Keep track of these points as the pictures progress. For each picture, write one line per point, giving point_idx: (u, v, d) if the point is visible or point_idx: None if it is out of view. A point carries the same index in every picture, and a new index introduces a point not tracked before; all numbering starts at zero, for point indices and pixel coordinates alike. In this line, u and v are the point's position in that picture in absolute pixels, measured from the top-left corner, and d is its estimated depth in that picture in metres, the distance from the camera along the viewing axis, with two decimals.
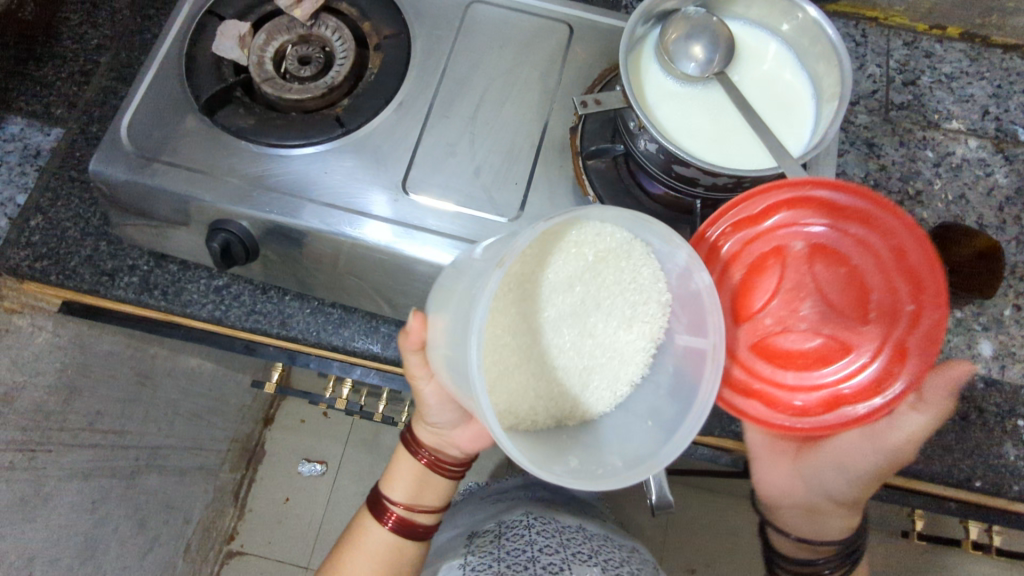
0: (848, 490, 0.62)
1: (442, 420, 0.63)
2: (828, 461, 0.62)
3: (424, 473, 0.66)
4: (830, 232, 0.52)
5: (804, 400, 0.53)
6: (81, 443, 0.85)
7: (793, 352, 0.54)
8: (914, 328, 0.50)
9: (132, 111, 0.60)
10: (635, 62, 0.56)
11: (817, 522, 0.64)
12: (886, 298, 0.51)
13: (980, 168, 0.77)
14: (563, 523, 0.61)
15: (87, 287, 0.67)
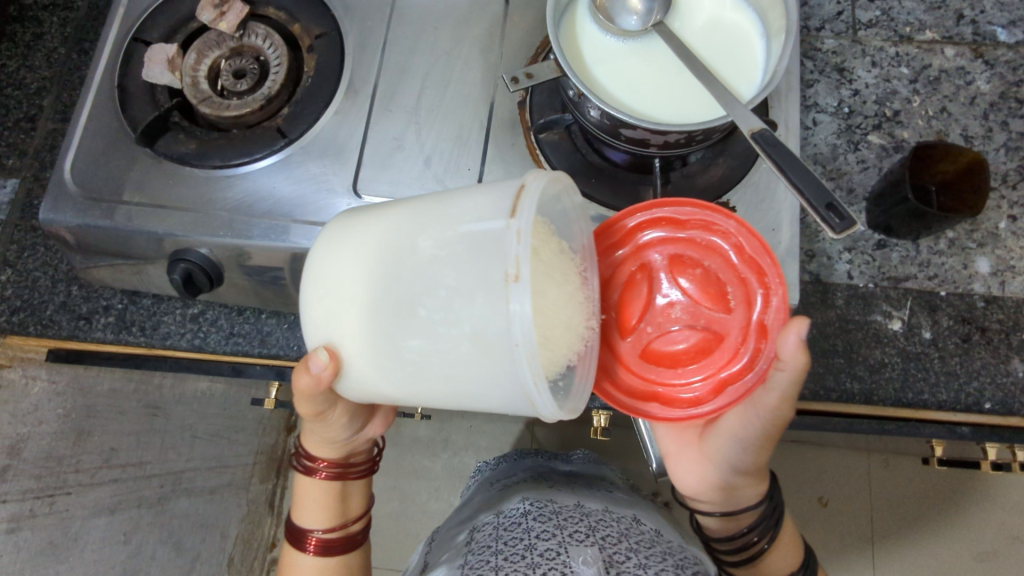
0: (751, 459, 0.53)
1: (342, 430, 0.59)
2: (725, 439, 0.54)
3: (338, 487, 0.62)
4: (679, 243, 0.52)
5: (694, 394, 0.51)
6: (101, 480, 0.82)
7: (673, 358, 0.51)
8: (770, 313, 0.49)
9: (73, 152, 0.60)
10: (570, 27, 0.54)
11: (732, 496, 0.57)
12: (742, 292, 0.50)
13: (960, 77, 0.74)
14: (561, 505, 0.60)
15: (66, 333, 0.67)
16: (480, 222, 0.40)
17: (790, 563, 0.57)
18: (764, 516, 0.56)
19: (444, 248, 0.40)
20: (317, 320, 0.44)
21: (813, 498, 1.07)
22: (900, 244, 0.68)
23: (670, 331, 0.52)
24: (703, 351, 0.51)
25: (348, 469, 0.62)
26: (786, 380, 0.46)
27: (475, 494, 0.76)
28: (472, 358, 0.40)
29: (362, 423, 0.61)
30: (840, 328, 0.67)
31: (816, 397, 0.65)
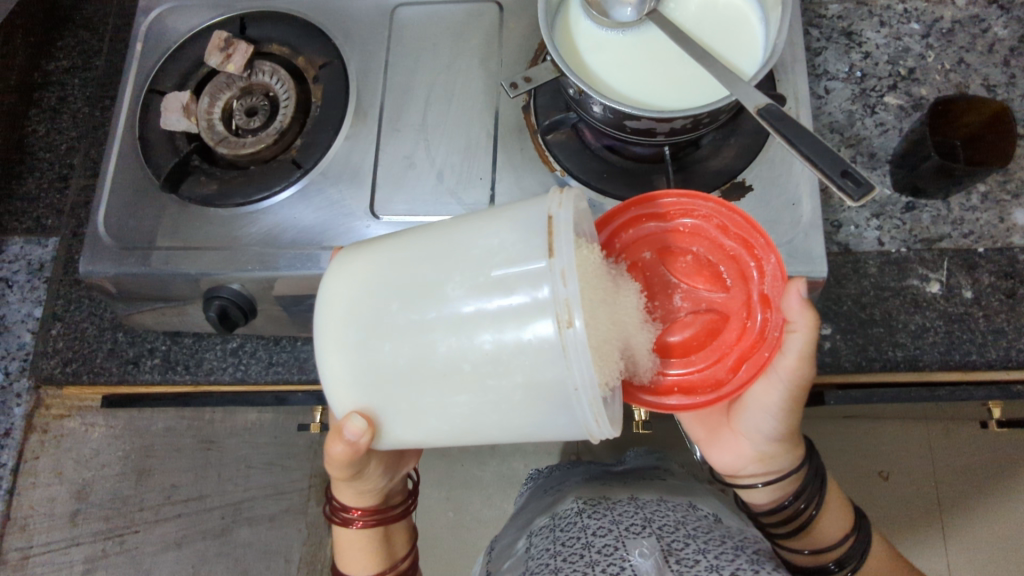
0: (784, 426, 0.55)
1: (376, 479, 0.60)
2: (756, 412, 0.55)
3: (380, 532, 0.63)
4: (666, 234, 0.51)
5: (714, 377, 0.50)
6: (165, 516, 0.85)
7: (685, 348, 0.50)
8: (768, 281, 0.49)
9: (104, 206, 0.62)
10: (565, 27, 0.54)
11: (771, 465, 0.58)
12: (735, 268, 0.50)
13: (974, 26, 0.71)
14: (615, 501, 0.59)
15: (116, 378, 0.70)
16: (515, 264, 0.40)
17: (843, 525, 0.56)
18: (807, 479, 0.57)
19: (478, 297, 0.40)
20: (349, 384, 0.44)
21: (873, 473, 1.05)
22: (930, 204, 0.66)
23: (675, 321, 0.50)
24: (712, 333, 0.50)
25: (390, 515, 0.63)
26: (801, 341, 0.50)
27: (533, 500, 0.76)
28: (528, 402, 0.41)
29: (393, 469, 0.62)
30: (876, 297, 0.65)
31: (858, 369, 0.64)
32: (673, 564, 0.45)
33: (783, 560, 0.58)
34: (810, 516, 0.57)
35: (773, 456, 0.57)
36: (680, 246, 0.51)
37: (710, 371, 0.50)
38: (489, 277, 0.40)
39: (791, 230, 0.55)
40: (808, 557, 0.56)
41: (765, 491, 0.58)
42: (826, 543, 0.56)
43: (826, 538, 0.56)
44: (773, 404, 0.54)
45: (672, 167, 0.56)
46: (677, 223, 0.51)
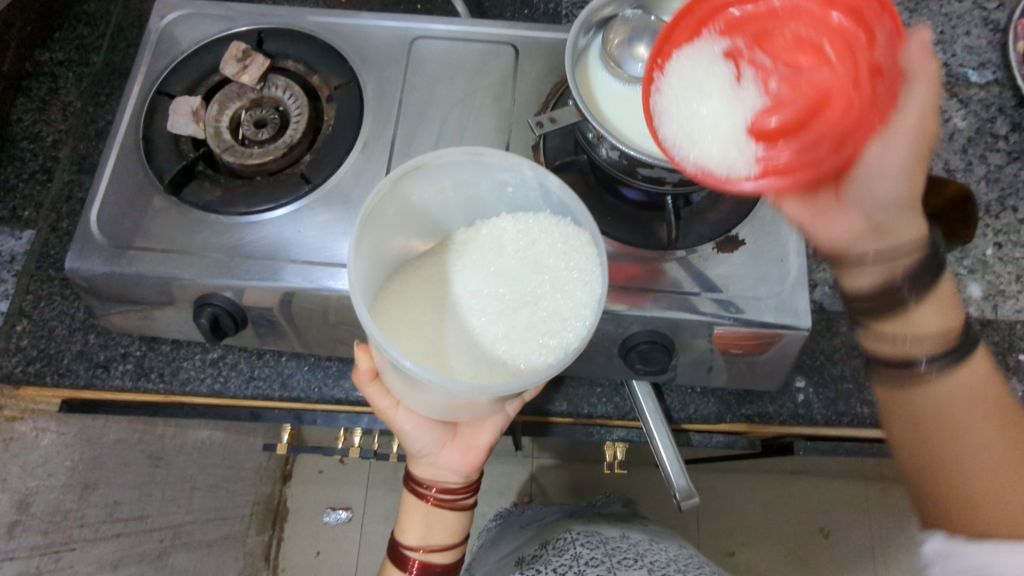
0: (903, 190, 0.47)
1: (415, 442, 0.61)
2: (874, 181, 0.47)
3: (431, 514, 0.62)
4: (756, 21, 0.51)
5: (813, 159, 0.46)
6: (105, 535, 0.81)
7: (784, 123, 0.47)
8: (879, 46, 0.46)
9: (99, 203, 0.61)
10: (585, 73, 0.57)
11: (886, 238, 0.47)
12: (839, 43, 0.48)
13: (937, 115, 0.78)
14: (606, 535, 0.61)
15: (82, 382, 0.67)
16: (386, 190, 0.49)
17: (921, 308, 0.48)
18: (920, 254, 0.46)
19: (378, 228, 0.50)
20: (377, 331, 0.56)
21: (816, 530, 1.20)
22: None
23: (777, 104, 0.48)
24: (817, 109, 0.46)
25: (436, 490, 0.62)
26: (923, 92, 0.45)
27: (510, 538, 0.76)
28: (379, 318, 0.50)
29: (439, 437, 0.61)
30: (846, 354, 0.69)
31: (828, 422, 0.67)
32: None
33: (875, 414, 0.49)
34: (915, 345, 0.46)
35: (888, 237, 0.47)
36: (777, 32, 0.50)
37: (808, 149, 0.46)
38: (387, 217, 0.51)
39: (779, 285, 0.58)
40: (891, 346, 0.47)
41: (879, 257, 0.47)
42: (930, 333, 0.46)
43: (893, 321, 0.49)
44: (897, 162, 0.46)
45: (673, 215, 0.59)
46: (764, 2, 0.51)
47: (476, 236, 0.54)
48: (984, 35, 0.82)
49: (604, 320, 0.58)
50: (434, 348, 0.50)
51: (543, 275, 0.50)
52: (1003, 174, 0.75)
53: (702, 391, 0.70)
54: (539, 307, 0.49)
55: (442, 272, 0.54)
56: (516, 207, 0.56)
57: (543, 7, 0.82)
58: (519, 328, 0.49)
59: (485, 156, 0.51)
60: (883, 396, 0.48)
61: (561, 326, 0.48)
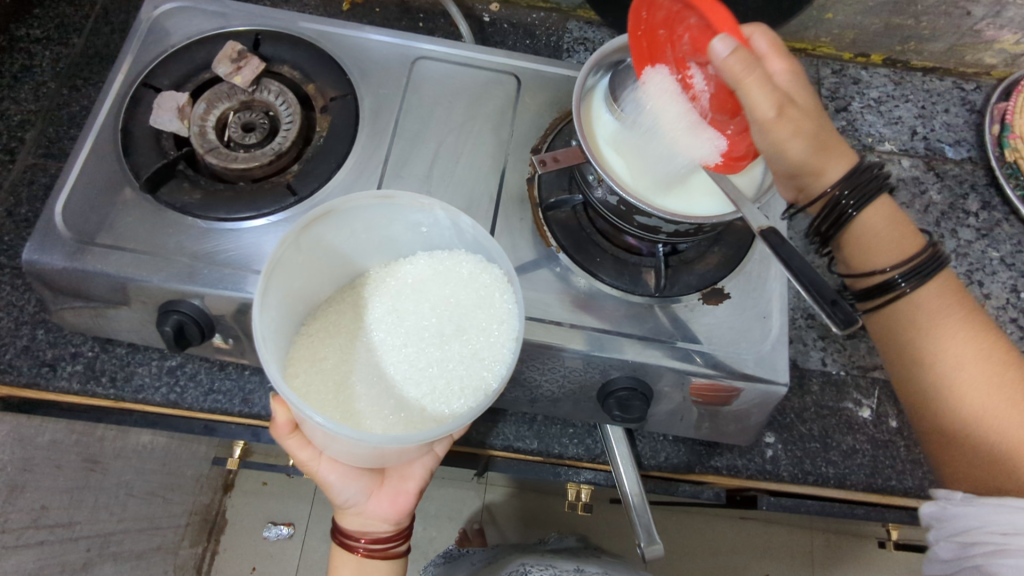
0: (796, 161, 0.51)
1: (342, 492, 0.58)
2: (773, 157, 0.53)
3: (364, 564, 0.59)
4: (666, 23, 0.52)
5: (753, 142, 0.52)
6: (26, 543, 0.76)
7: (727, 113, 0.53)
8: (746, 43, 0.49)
9: (66, 193, 0.57)
10: (589, 112, 0.57)
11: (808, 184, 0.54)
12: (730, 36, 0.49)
13: (915, 186, 0.81)
14: (563, 568, 0.61)
15: (24, 381, 0.62)
16: (293, 237, 0.48)
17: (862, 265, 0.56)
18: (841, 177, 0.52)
19: (287, 275, 0.49)
20: None
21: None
22: (867, 335, 0.73)
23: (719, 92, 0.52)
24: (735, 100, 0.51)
25: (366, 541, 0.58)
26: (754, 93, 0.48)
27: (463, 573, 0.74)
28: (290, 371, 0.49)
29: (362, 485, 0.59)
30: (815, 413, 0.70)
31: (794, 479, 0.67)
32: None
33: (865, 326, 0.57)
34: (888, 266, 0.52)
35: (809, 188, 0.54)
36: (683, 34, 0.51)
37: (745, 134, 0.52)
38: (297, 264, 0.50)
39: (759, 343, 0.58)
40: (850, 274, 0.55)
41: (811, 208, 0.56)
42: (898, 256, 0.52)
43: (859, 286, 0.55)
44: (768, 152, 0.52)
45: (662, 263, 0.59)
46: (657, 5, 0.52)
47: (390, 277, 0.54)
48: (961, 114, 0.86)
49: (584, 362, 0.57)
50: (348, 399, 0.49)
51: (461, 319, 0.51)
52: (972, 249, 0.78)
53: (673, 440, 0.69)
54: (457, 352, 0.50)
55: (357, 317, 0.53)
56: (432, 244, 0.56)
57: (546, 40, 0.84)
58: (434, 372, 0.49)
59: (395, 200, 0.50)
60: (886, 350, 0.55)
61: (480, 366, 0.49)
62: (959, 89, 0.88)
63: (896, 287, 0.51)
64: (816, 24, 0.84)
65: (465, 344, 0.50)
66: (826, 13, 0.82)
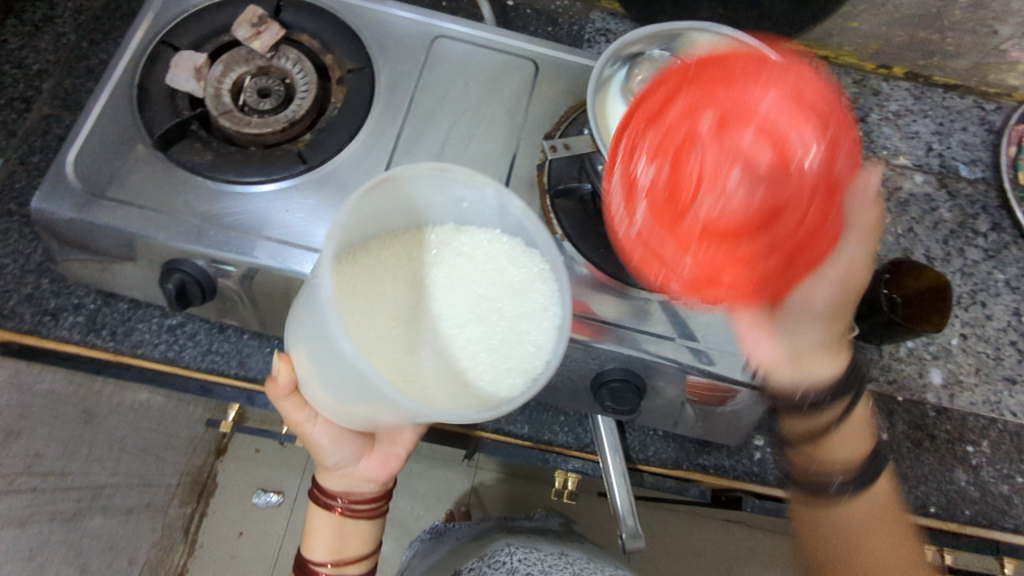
0: (819, 335, 0.56)
1: (331, 458, 0.58)
2: (797, 309, 0.55)
3: (341, 523, 0.61)
4: (702, 108, 0.47)
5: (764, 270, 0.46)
6: (17, 488, 0.78)
7: (731, 235, 0.45)
8: (821, 170, 0.46)
9: (78, 145, 0.57)
10: (603, 103, 0.56)
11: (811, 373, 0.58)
12: (806, 132, 0.46)
13: (926, 203, 0.81)
14: (546, 552, 0.61)
15: (26, 328, 0.63)
16: (352, 205, 0.43)
17: (863, 445, 0.61)
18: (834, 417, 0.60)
19: (328, 243, 0.44)
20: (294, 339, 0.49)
21: None
22: (864, 347, 0.74)
23: (718, 173, 0.46)
24: (765, 223, 0.45)
25: (351, 503, 0.61)
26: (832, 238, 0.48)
27: (444, 548, 0.75)
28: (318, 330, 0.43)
29: (356, 451, 0.59)
30: None
31: (779, 483, 0.68)
32: None
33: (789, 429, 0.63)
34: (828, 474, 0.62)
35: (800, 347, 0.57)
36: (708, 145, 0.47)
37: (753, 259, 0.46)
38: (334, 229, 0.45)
39: None
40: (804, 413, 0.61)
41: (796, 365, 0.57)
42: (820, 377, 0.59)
43: (844, 452, 0.61)
44: (815, 300, 0.55)
45: None
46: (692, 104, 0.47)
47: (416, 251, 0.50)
48: (979, 133, 0.85)
49: (584, 352, 0.58)
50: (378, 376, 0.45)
51: (500, 302, 0.48)
52: (977, 270, 0.78)
53: (662, 435, 0.70)
54: (499, 335, 0.47)
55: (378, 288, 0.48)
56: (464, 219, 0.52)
57: (568, 28, 0.84)
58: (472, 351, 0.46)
59: (450, 172, 0.46)
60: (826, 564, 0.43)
61: (525, 353, 0.46)
62: (979, 108, 0.87)
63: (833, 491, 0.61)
64: (841, 32, 0.84)
65: (510, 331, 0.47)
66: (852, 22, 0.82)
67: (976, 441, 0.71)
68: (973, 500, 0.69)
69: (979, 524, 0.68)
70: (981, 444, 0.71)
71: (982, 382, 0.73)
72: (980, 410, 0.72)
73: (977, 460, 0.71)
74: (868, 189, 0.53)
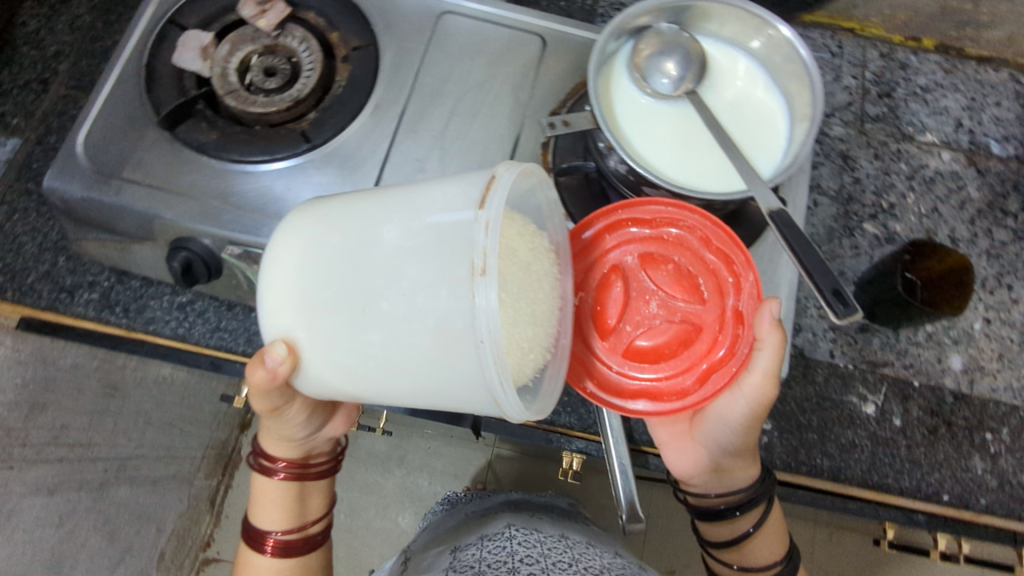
0: (740, 441, 0.56)
1: (302, 428, 0.58)
2: (715, 422, 0.57)
3: (295, 488, 0.60)
4: (650, 241, 0.53)
5: (680, 386, 0.52)
6: (44, 458, 0.86)
7: (656, 353, 0.53)
8: (743, 298, 0.52)
9: (88, 125, 0.58)
10: (608, 78, 0.56)
11: (724, 479, 0.59)
12: (713, 282, 0.53)
13: (953, 181, 0.78)
14: (546, 535, 0.61)
15: (43, 304, 0.65)
16: (448, 214, 0.41)
17: (775, 551, 0.60)
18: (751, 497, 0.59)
19: (409, 239, 0.42)
20: (279, 314, 0.44)
21: None
22: (881, 330, 0.72)
23: (640, 298, 0.53)
24: (683, 343, 0.52)
25: (314, 467, 0.61)
26: (767, 357, 0.51)
27: (450, 522, 0.76)
28: (440, 351, 0.41)
29: (319, 419, 0.60)
30: (817, 404, 0.69)
31: (787, 468, 0.67)
32: None
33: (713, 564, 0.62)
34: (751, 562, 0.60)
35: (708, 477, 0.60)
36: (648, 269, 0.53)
37: (675, 379, 0.52)
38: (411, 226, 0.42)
39: None
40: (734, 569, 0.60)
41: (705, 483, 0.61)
42: (727, 485, 0.59)
43: (758, 560, 0.59)
44: (733, 419, 0.56)
45: None
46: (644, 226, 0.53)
47: None
48: (1014, 108, 0.81)
49: None
50: None
51: None
52: (1005, 252, 0.75)
53: None
54: None
55: None
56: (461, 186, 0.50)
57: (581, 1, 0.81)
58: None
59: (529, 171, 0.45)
60: None
61: None
62: (1015, 81, 0.83)
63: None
64: (867, 3, 0.80)
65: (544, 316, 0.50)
66: None
67: (996, 429, 0.69)
68: (990, 488, 0.67)
69: (995, 513, 0.67)
70: (1001, 431, 0.69)
71: (1004, 368, 0.71)
72: (1001, 397, 0.70)
73: (996, 448, 0.69)
74: (769, 319, 0.50)
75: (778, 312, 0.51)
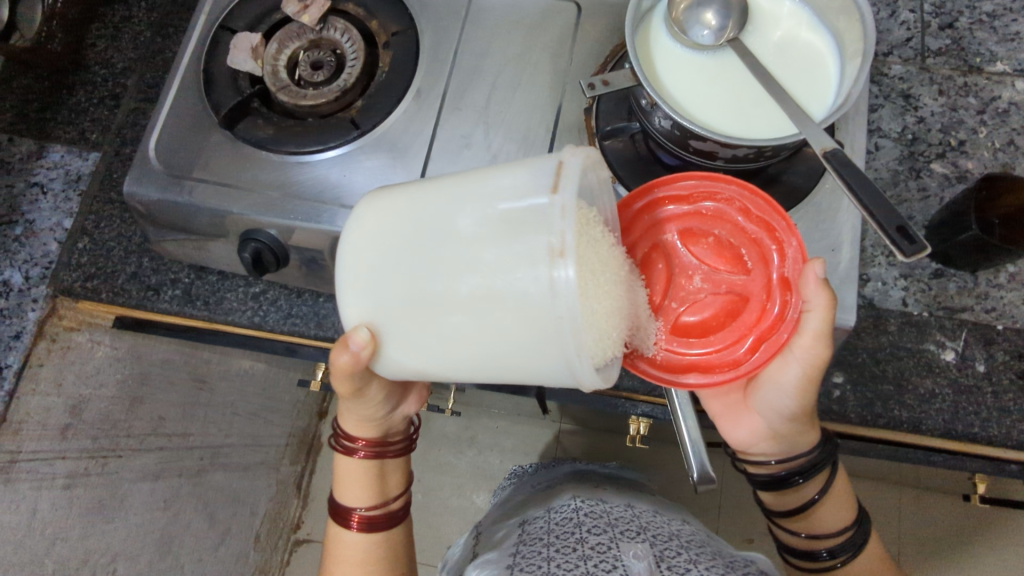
0: (797, 405, 0.55)
1: (380, 408, 0.61)
2: (771, 390, 0.56)
3: (375, 465, 0.63)
4: (687, 217, 0.52)
5: (731, 357, 0.50)
6: (148, 447, 0.87)
7: (704, 327, 0.51)
8: (789, 263, 0.50)
9: (158, 132, 0.62)
10: (645, 36, 0.55)
11: (785, 444, 0.59)
12: (756, 251, 0.51)
13: None
14: (612, 505, 0.62)
15: (134, 302, 0.71)
16: (520, 199, 0.40)
17: (843, 517, 0.58)
18: (818, 463, 0.58)
19: (480, 225, 0.40)
20: (359, 301, 0.45)
21: None
22: (958, 274, 0.68)
23: (682, 274, 0.52)
24: (732, 315, 0.51)
25: (390, 445, 0.64)
26: (817, 319, 0.50)
27: (519, 496, 0.78)
28: (521, 336, 0.40)
29: (396, 401, 0.62)
30: (891, 354, 0.66)
31: (862, 422, 0.65)
32: (665, 568, 0.47)
33: (782, 539, 0.61)
34: (825, 530, 0.58)
35: (770, 449, 0.60)
36: (687, 244, 0.52)
37: (728, 351, 0.50)
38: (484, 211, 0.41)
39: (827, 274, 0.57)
40: (803, 540, 0.59)
41: (765, 454, 0.60)
42: (789, 450, 0.59)
43: (828, 526, 0.58)
44: (789, 384, 0.55)
45: None
46: (686, 199, 0.52)
47: None
48: None
49: None
50: None
51: None
52: None
53: None
54: None
55: None
56: None
57: None
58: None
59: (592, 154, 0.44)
60: None
61: None
62: None
63: (821, 556, 0.58)
64: None
65: None
66: None
67: None
68: None
69: None
70: None
71: None
72: None
73: None
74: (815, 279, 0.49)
75: (823, 271, 0.49)
